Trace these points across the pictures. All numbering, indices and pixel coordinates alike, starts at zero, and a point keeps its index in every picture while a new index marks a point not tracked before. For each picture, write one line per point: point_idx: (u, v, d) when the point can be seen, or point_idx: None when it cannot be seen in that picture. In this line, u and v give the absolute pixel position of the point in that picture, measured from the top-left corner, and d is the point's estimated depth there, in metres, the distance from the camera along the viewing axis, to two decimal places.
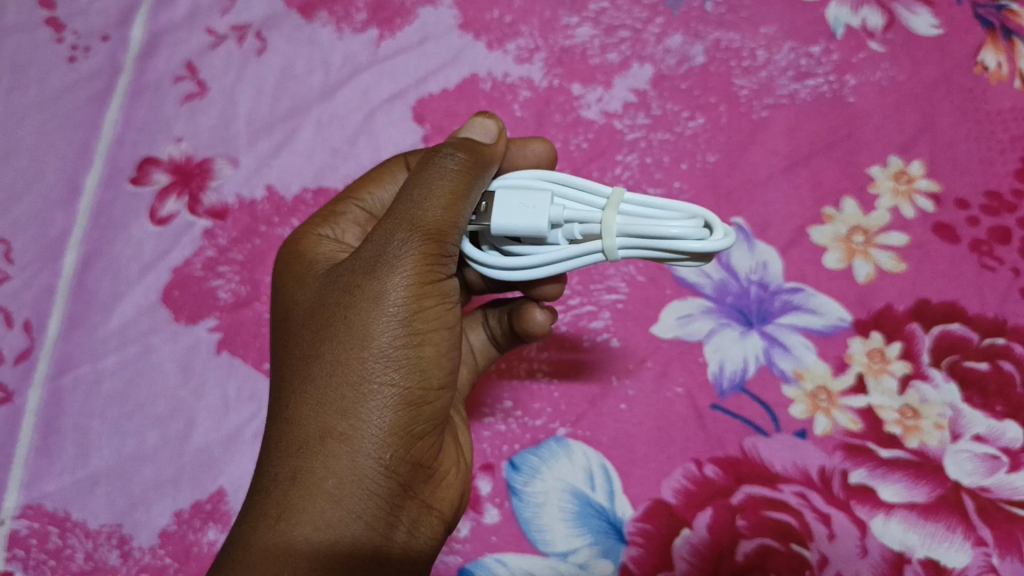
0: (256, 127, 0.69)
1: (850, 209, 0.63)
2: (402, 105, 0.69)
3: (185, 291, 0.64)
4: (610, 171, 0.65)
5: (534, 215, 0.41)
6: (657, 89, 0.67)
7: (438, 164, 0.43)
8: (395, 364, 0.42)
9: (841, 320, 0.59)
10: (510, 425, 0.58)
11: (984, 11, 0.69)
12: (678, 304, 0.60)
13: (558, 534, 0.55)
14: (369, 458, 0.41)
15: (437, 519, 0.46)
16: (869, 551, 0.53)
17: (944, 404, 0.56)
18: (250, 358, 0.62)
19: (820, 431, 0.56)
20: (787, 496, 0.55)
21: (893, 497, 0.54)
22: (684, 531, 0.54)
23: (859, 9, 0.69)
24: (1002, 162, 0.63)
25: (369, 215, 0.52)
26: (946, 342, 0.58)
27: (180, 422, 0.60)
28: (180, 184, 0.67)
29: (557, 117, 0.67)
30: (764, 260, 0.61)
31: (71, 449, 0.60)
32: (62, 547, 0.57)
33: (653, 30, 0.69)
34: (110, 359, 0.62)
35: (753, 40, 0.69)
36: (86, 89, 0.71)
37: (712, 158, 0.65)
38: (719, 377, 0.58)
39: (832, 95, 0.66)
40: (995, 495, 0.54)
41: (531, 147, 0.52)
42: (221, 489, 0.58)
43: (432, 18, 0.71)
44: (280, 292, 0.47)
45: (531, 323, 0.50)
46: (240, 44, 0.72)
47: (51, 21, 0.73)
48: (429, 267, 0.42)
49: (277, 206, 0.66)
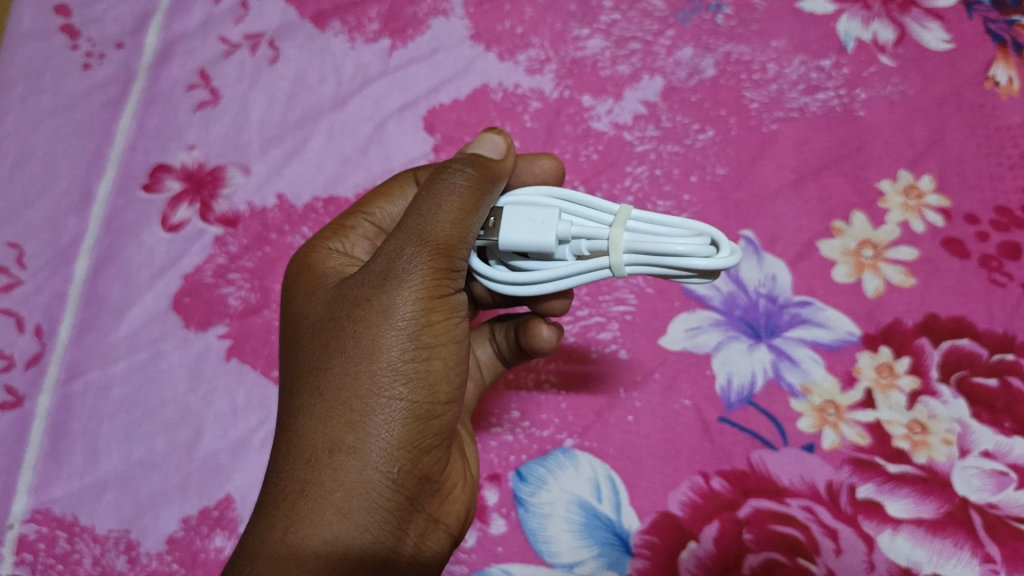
0: (268, 135, 0.69)
1: (860, 222, 0.63)
2: (412, 115, 0.69)
3: (195, 298, 0.64)
4: (620, 182, 0.65)
5: (542, 230, 0.41)
6: (668, 101, 0.68)
7: (448, 180, 0.44)
8: (403, 378, 0.42)
9: (849, 334, 0.59)
10: (517, 436, 0.59)
11: (995, 26, 0.69)
12: (687, 317, 0.60)
13: (564, 546, 0.55)
14: (377, 472, 0.41)
15: (443, 533, 0.46)
16: (877, 566, 0.53)
17: (952, 420, 0.56)
18: (259, 366, 0.62)
19: (828, 445, 0.56)
20: (794, 509, 0.55)
21: (901, 513, 0.54)
22: (690, 544, 0.54)
23: (869, 24, 0.69)
24: (1012, 178, 0.63)
25: (378, 229, 0.52)
26: (955, 358, 0.58)
27: (189, 428, 0.61)
28: (192, 191, 0.68)
29: (567, 128, 0.68)
30: (773, 273, 0.61)
31: (81, 454, 0.60)
32: (70, 552, 0.58)
33: (664, 43, 0.70)
34: (120, 365, 0.63)
35: (764, 53, 0.69)
36: (100, 96, 0.72)
37: (721, 170, 0.65)
38: (726, 390, 0.58)
39: (842, 109, 0.66)
40: (1003, 513, 0.53)
41: (540, 163, 0.52)
42: (228, 496, 0.58)
43: (443, 29, 0.72)
44: (290, 305, 0.47)
45: (538, 339, 0.50)
46: (253, 53, 0.72)
47: (66, 28, 0.74)
48: (438, 281, 0.42)
49: (288, 214, 0.67)
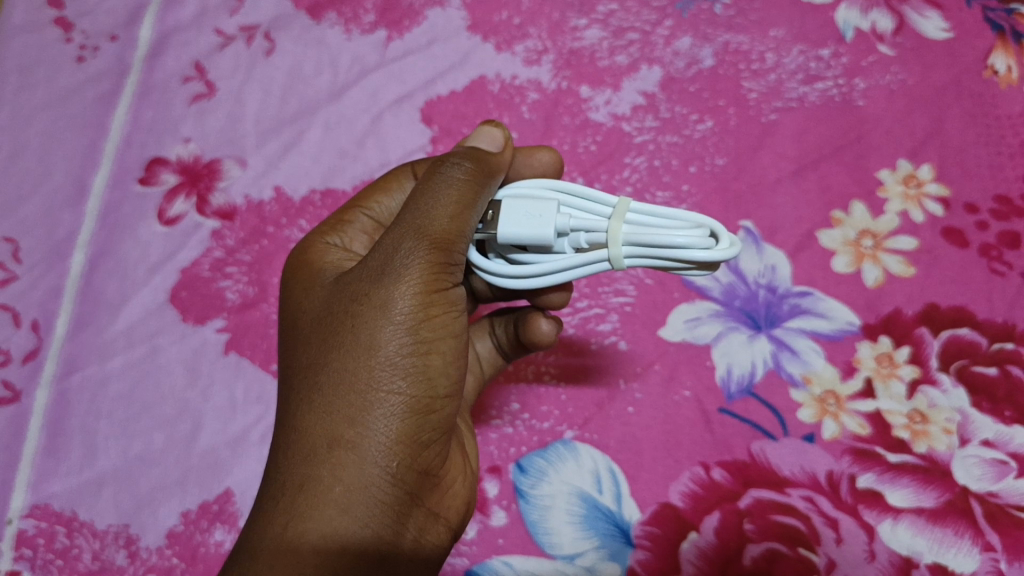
0: (264, 127, 0.69)
1: (859, 213, 0.63)
2: (410, 106, 0.69)
3: (193, 292, 0.64)
4: (619, 174, 0.65)
5: (540, 224, 0.40)
6: (666, 92, 0.67)
7: (445, 173, 0.43)
8: (402, 373, 0.42)
9: (849, 324, 0.59)
10: (517, 428, 0.58)
11: (994, 15, 0.69)
12: (686, 308, 0.60)
13: (564, 537, 0.55)
14: (376, 467, 0.41)
15: (442, 527, 0.46)
16: (877, 555, 0.53)
17: (953, 409, 0.56)
18: (258, 359, 0.62)
19: (828, 436, 0.56)
20: (794, 500, 0.55)
21: (901, 502, 0.54)
22: (690, 535, 0.54)
23: (868, 13, 0.69)
24: (1012, 167, 0.63)
25: (376, 223, 0.52)
26: (955, 347, 0.58)
27: (187, 423, 0.60)
28: (188, 184, 0.68)
29: (565, 119, 0.67)
30: (773, 263, 0.61)
31: (79, 448, 0.60)
32: (69, 548, 0.57)
33: (662, 33, 0.69)
34: (118, 359, 0.62)
35: (762, 43, 0.69)
36: (94, 89, 0.71)
37: (720, 161, 0.65)
38: (727, 381, 0.58)
39: (841, 98, 0.66)
40: (1003, 501, 0.54)
41: (537, 156, 0.52)
42: (228, 490, 0.58)
43: (440, 20, 0.71)
44: (288, 300, 0.47)
45: (538, 333, 0.50)
46: (248, 45, 0.72)
47: (60, 20, 0.73)
48: (436, 275, 0.42)
49: (285, 207, 0.66)
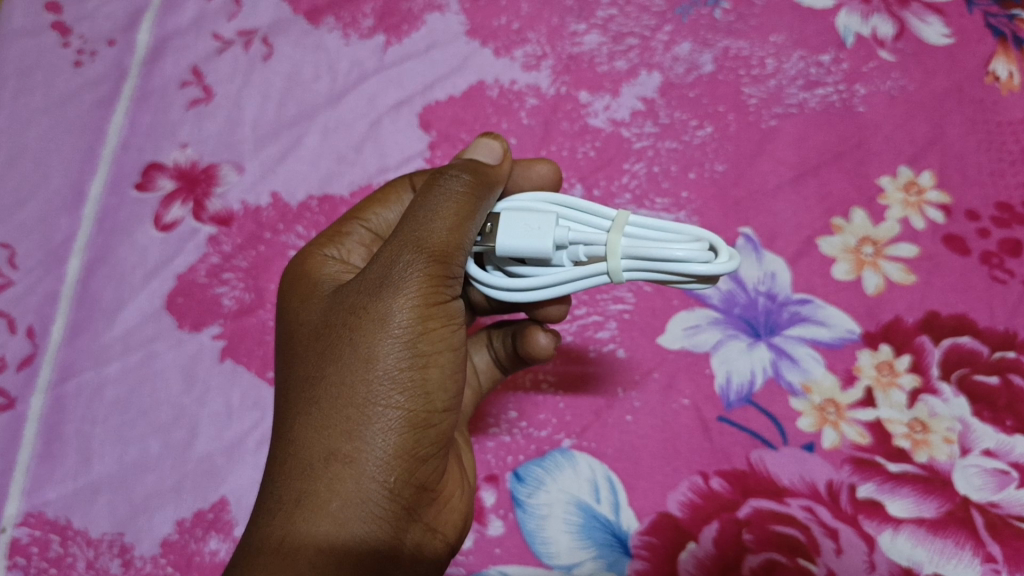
0: (262, 132, 0.69)
1: (859, 219, 0.62)
2: (408, 112, 0.69)
3: (189, 298, 0.63)
4: (617, 180, 0.65)
5: (539, 237, 0.40)
6: (665, 97, 0.67)
7: (444, 186, 0.43)
8: (400, 387, 0.41)
9: (849, 332, 0.59)
10: (515, 437, 0.58)
11: (996, 20, 0.68)
12: (685, 315, 0.60)
13: (562, 547, 0.55)
14: (374, 481, 0.41)
15: (440, 542, 0.46)
16: (877, 566, 0.52)
17: (953, 418, 0.56)
18: (253, 366, 0.61)
19: (827, 444, 0.56)
20: (793, 509, 0.54)
21: (901, 512, 0.53)
22: (688, 544, 0.54)
23: (868, 18, 0.69)
24: (1012, 174, 0.63)
25: (374, 235, 0.52)
26: (956, 356, 0.57)
27: (183, 430, 0.60)
28: (185, 190, 0.67)
29: (564, 125, 0.67)
30: (773, 270, 0.61)
31: (74, 455, 0.60)
32: (63, 556, 0.57)
33: (662, 38, 0.69)
34: (114, 366, 0.62)
35: (762, 48, 0.68)
36: (91, 94, 0.71)
37: (719, 167, 0.64)
38: (725, 389, 0.58)
39: (841, 104, 0.66)
40: (1005, 511, 0.53)
41: (536, 167, 0.52)
42: (223, 498, 0.58)
43: (439, 25, 0.71)
44: (286, 312, 0.46)
45: (535, 346, 0.50)
46: (246, 50, 0.71)
47: (58, 25, 0.73)
48: (435, 288, 0.42)
49: (282, 213, 0.66)
